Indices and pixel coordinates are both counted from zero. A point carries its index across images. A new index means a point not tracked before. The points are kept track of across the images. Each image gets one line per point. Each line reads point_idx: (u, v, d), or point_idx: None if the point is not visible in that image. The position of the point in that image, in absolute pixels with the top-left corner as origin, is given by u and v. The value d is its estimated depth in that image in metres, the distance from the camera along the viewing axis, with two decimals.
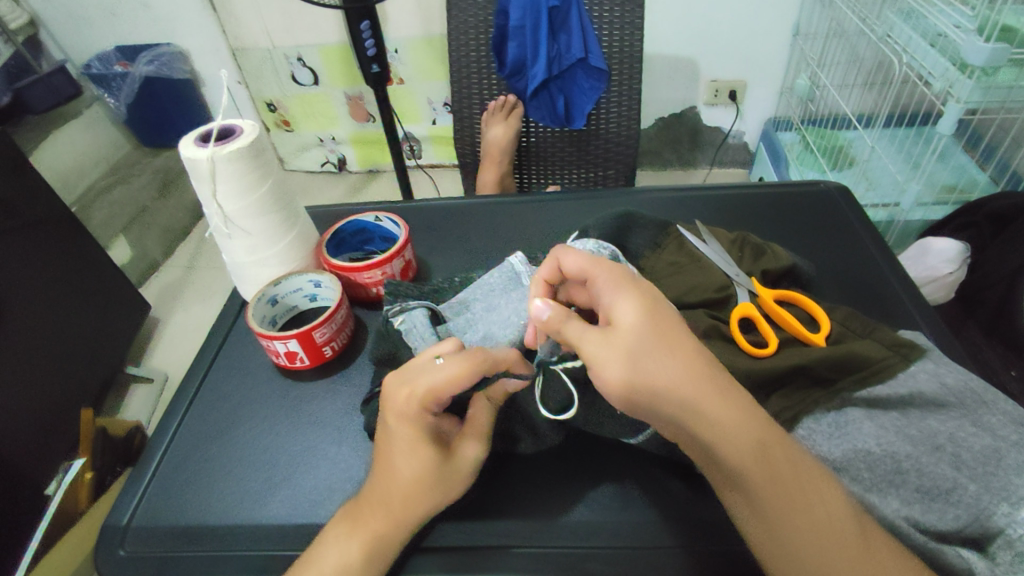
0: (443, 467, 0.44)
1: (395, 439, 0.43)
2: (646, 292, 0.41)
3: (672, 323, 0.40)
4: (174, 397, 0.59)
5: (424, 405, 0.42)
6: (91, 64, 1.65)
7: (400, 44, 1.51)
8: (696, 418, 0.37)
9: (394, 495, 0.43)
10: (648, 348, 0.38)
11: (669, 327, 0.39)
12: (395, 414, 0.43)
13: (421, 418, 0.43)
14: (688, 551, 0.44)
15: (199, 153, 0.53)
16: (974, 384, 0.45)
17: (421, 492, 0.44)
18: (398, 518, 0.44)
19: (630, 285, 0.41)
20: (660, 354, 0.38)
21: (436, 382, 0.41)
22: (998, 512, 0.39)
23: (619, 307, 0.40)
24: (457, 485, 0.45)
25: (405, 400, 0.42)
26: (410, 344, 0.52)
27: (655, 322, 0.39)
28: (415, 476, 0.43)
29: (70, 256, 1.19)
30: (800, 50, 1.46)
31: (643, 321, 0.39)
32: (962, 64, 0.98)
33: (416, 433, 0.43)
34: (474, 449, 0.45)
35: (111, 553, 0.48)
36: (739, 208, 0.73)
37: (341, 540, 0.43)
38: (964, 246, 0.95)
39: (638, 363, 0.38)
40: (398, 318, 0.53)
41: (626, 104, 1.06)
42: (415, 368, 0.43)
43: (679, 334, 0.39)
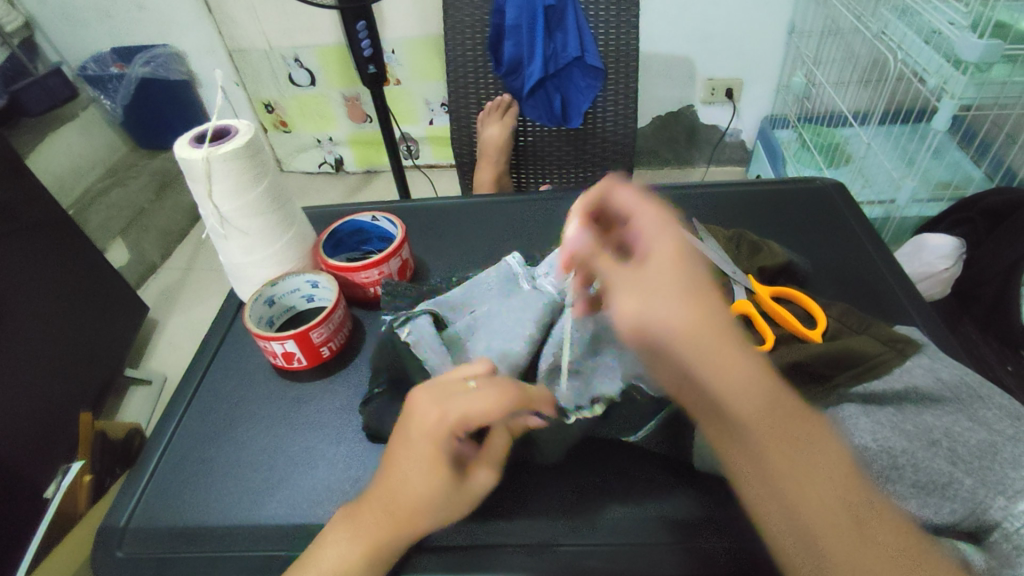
0: (456, 488, 0.43)
1: (414, 455, 0.42)
2: (678, 243, 0.42)
3: (697, 273, 0.41)
4: (172, 398, 0.59)
5: (453, 430, 0.41)
6: (87, 65, 1.64)
7: (396, 45, 1.51)
8: (701, 362, 0.37)
9: (401, 507, 0.42)
10: (664, 289, 0.39)
11: (690, 274, 0.40)
12: (421, 433, 0.42)
13: (444, 440, 0.42)
14: (687, 547, 0.44)
15: (194, 153, 0.53)
16: (969, 379, 0.45)
17: (428, 508, 0.43)
18: (400, 520, 0.43)
19: (665, 234, 0.42)
20: (673, 293, 0.38)
21: (471, 407, 0.41)
22: (994, 506, 0.39)
23: (649, 252, 0.41)
24: (464, 503, 0.45)
25: (436, 421, 0.41)
26: (420, 356, 0.50)
27: (676, 268, 0.40)
28: (426, 492, 0.42)
29: (66, 258, 1.18)
30: (796, 48, 1.46)
31: (667, 264, 0.40)
32: (956, 60, 0.98)
33: (437, 454, 0.42)
34: (487, 476, 0.45)
35: (109, 554, 0.48)
36: (735, 206, 0.73)
37: (342, 540, 0.42)
38: (958, 242, 0.95)
39: (647, 298, 0.38)
40: (404, 329, 0.51)
41: (623, 103, 1.06)
42: (449, 389, 0.42)
43: (697, 278, 0.40)
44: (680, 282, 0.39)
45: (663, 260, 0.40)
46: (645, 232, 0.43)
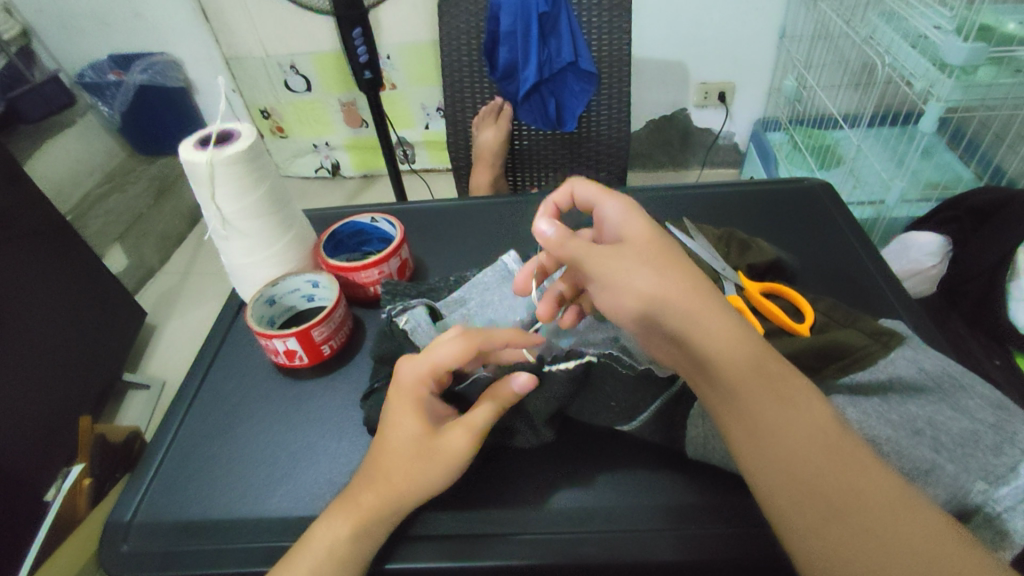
0: (428, 446, 0.45)
1: (393, 407, 0.47)
2: (647, 217, 0.46)
3: (675, 249, 0.44)
4: (175, 396, 0.60)
5: (421, 375, 0.45)
6: (84, 73, 1.66)
7: (392, 51, 1.53)
8: (694, 324, 0.40)
9: (382, 466, 0.45)
10: (648, 260, 0.42)
11: (665, 243, 0.44)
12: (395, 385, 0.46)
13: (416, 389, 0.46)
14: (677, 533, 0.45)
15: (197, 156, 0.54)
16: (951, 369, 0.47)
17: (405, 469, 0.45)
18: (388, 498, 0.45)
19: (639, 213, 0.46)
20: (656, 260, 0.42)
21: (431, 351, 0.45)
22: (976, 490, 0.41)
23: (630, 234, 0.44)
24: (443, 472, 0.45)
25: (405, 368, 0.46)
26: (417, 341, 0.53)
27: (659, 244, 0.44)
28: (401, 447, 0.45)
29: (64, 264, 1.19)
30: (786, 52, 1.48)
31: (645, 239, 0.44)
32: (941, 63, 1.01)
33: (409, 404, 0.46)
34: (462, 437, 0.45)
35: (115, 549, 0.49)
36: (727, 206, 0.75)
37: (333, 520, 0.44)
38: (945, 240, 0.98)
39: (637, 268, 0.42)
40: (402, 318, 0.54)
41: (616, 106, 1.07)
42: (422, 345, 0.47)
43: (670, 247, 0.44)
44: (660, 251, 0.43)
45: (639, 235, 0.44)
46: (615, 212, 0.46)
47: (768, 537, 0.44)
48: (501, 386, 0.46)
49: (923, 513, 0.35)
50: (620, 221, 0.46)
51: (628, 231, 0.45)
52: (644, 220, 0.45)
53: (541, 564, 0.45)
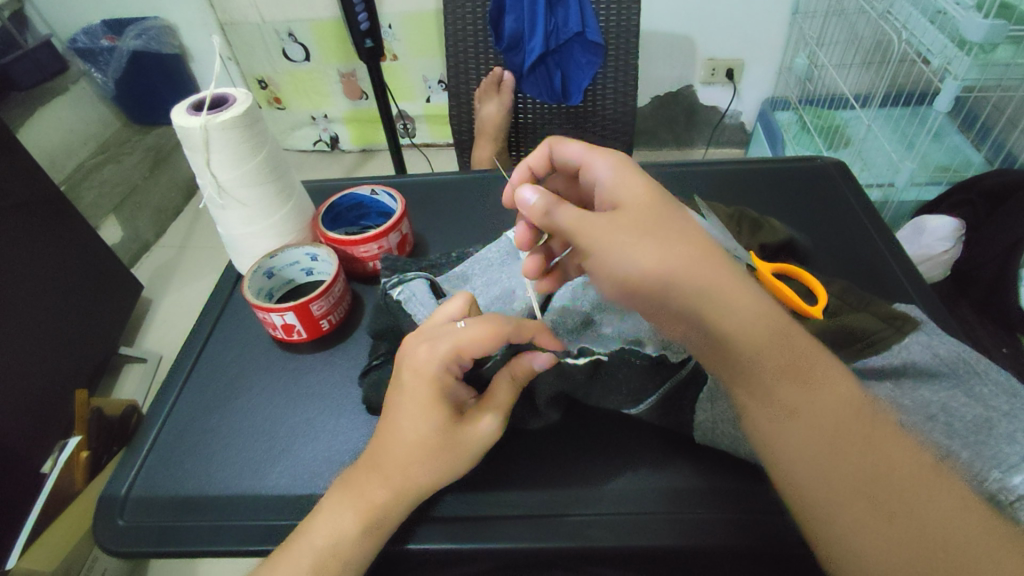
0: (452, 435, 0.43)
1: (410, 398, 0.43)
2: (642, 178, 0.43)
3: (676, 212, 0.41)
4: (171, 369, 0.59)
5: (445, 362, 0.42)
6: (76, 37, 1.61)
7: (393, 19, 1.49)
8: (708, 301, 0.37)
9: (397, 461, 0.43)
10: (648, 228, 0.39)
11: (662, 202, 0.41)
12: (412, 374, 0.43)
13: (441, 377, 0.43)
14: (689, 517, 0.44)
15: (190, 121, 0.52)
16: (966, 355, 0.45)
17: (425, 462, 0.43)
18: (397, 487, 0.43)
19: (635, 175, 0.44)
20: (653, 222, 0.40)
21: (464, 340, 0.42)
22: (990, 478, 0.38)
23: (627, 198, 0.42)
24: (465, 458, 0.44)
25: (426, 356, 0.42)
26: (409, 312, 0.51)
27: (659, 204, 0.41)
28: (421, 443, 0.43)
29: (58, 234, 1.17)
30: (799, 29, 1.44)
31: (638, 201, 0.41)
32: (961, 41, 0.98)
33: (433, 399, 0.43)
34: (489, 424, 0.44)
35: (110, 523, 0.48)
36: (737, 184, 0.73)
37: (338, 507, 0.43)
38: (959, 224, 0.95)
39: (628, 233, 0.40)
40: (396, 290, 0.52)
41: (624, 78, 1.03)
42: (436, 329, 0.44)
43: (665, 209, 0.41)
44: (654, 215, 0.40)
45: (631, 199, 0.42)
46: (610, 176, 0.45)
47: (777, 525, 0.43)
48: (518, 363, 0.45)
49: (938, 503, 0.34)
50: (617, 184, 0.44)
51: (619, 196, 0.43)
52: (637, 182, 0.43)
53: (550, 546, 0.44)
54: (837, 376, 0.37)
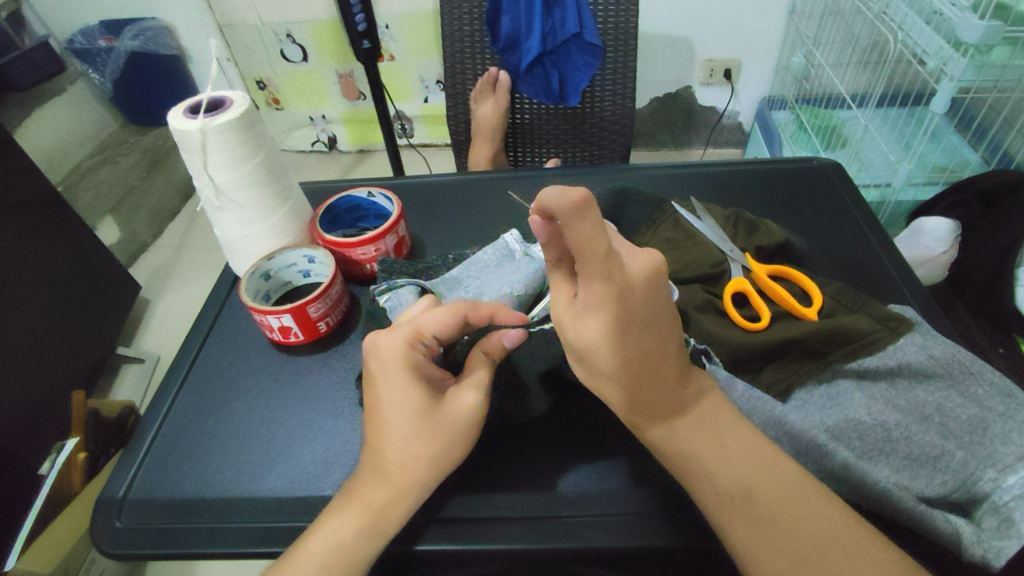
0: (436, 417, 0.43)
1: (388, 387, 0.44)
2: (609, 313, 0.38)
3: (631, 354, 0.39)
4: (168, 371, 0.59)
5: (408, 344, 0.44)
6: (73, 38, 1.61)
7: (391, 20, 1.49)
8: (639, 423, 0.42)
9: (389, 460, 0.43)
10: (596, 370, 0.41)
11: (622, 348, 0.39)
12: (380, 366, 0.44)
13: (411, 357, 0.44)
14: (683, 518, 0.45)
15: (188, 124, 0.52)
16: (961, 355, 0.45)
17: (416, 455, 0.43)
18: (394, 486, 0.43)
19: (601, 315, 0.38)
20: (597, 368, 0.41)
21: (420, 319, 0.44)
22: (984, 478, 0.40)
23: (583, 340, 0.40)
24: (456, 441, 0.44)
25: (388, 343, 0.44)
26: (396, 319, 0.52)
27: (610, 351, 0.39)
28: (408, 434, 0.43)
29: (56, 237, 1.17)
30: (796, 29, 1.44)
31: (593, 343, 0.39)
32: (957, 41, 0.98)
33: (408, 384, 0.43)
34: (470, 397, 0.44)
35: (107, 525, 0.48)
36: (734, 186, 0.73)
37: (337, 515, 0.43)
38: (954, 224, 0.97)
39: (575, 364, 0.42)
40: (385, 296, 0.53)
41: (621, 82, 1.04)
42: (395, 323, 0.45)
43: (621, 354, 0.39)
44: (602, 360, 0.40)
45: (583, 339, 0.39)
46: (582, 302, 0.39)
47: None
48: (488, 340, 0.46)
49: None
50: (580, 322, 0.39)
51: (579, 322, 0.39)
52: (600, 326, 0.38)
53: (548, 548, 0.44)
54: None
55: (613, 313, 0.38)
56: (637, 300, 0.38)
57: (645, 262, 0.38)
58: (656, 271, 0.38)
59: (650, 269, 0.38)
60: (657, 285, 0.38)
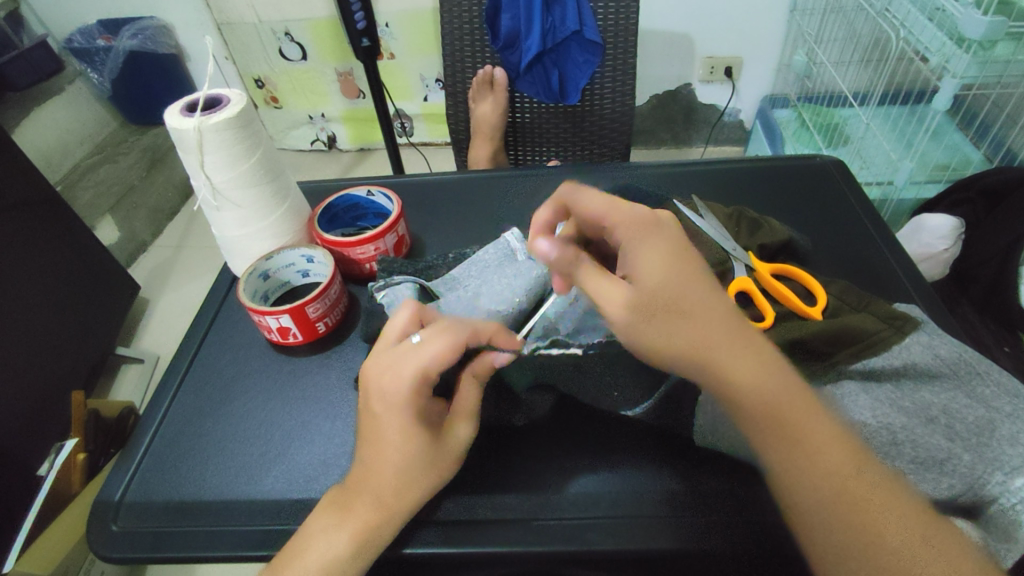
0: (436, 452, 0.44)
1: (385, 427, 0.43)
2: (646, 236, 0.43)
3: (697, 280, 0.41)
4: (166, 372, 0.58)
5: (414, 388, 0.42)
6: (72, 37, 1.60)
7: (390, 19, 1.48)
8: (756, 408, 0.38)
9: (384, 480, 0.43)
10: (683, 306, 0.39)
11: (668, 263, 0.41)
12: (381, 402, 0.43)
13: (416, 401, 0.43)
14: (683, 520, 0.44)
15: (184, 122, 0.51)
16: (967, 355, 0.44)
17: (414, 478, 0.43)
18: (387, 506, 0.43)
19: (650, 241, 0.42)
20: (682, 306, 0.39)
21: (423, 359, 0.42)
22: (992, 481, 0.39)
23: (653, 267, 0.41)
24: (451, 467, 0.45)
25: (394, 386, 0.42)
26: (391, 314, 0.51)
27: (679, 274, 0.41)
28: (405, 459, 0.43)
29: (54, 237, 1.16)
30: (797, 27, 1.43)
31: (634, 262, 0.42)
32: (959, 38, 0.98)
33: (408, 422, 0.43)
34: (465, 429, 0.46)
35: (105, 529, 0.48)
36: (736, 183, 0.73)
37: (331, 531, 0.42)
38: (958, 222, 0.97)
39: (664, 320, 0.39)
40: (381, 292, 0.53)
41: (621, 79, 1.03)
42: (395, 355, 0.43)
43: (665, 271, 0.41)
44: (655, 286, 0.40)
45: (650, 274, 0.40)
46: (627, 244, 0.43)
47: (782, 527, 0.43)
48: (479, 363, 0.46)
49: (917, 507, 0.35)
50: (637, 258, 0.41)
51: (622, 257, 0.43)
52: (655, 252, 0.42)
53: (548, 550, 0.43)
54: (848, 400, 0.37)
55: (650, 237, 0.43)
56: (664, 223, 0.44)
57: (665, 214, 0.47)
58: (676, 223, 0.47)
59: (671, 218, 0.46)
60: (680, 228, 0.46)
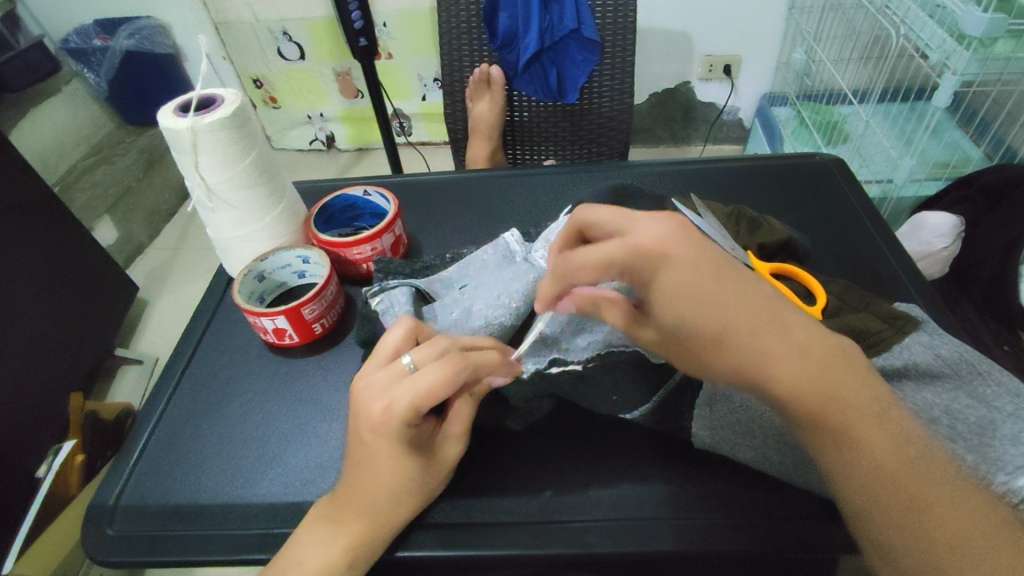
0: (426, 471, 0.43)
1: (374, 453, 0.42)
2: (673, 280, 0.36)
3: (754, 312, 0.36)
4: (162, 374, 0.58)
5: (404, 422, 0.40)
6: (69, 38, 1.60)
7: (388, 18, 1.48)
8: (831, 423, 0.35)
9: (376, 493, 0.42)
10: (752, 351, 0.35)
11: (694, 309, 0.36)
12: (368, 429, 0.41)
13: (405, 433, 0.41)
14: (685, 523, 0.44)
15: (178, 122, 0.51)
16: (969, 354, 0.44)
17: (405, 491, 0.43)
18: (380, 517, 0.43)
19: (682, 285, 0.36)
20: (751, 357, 0.35)
21: (416, 394, 0.39)
22: (997, 481, 0.37)
23: (702, 321, 0.36)
24: (444, 481, 0.45)
25: (384, 421, 0.40)
26: (386, 321, 0.51)
27: (734, 317, 0.35)
28: (395, 477, 0.42)
29: (51, 238, 1.16)
30: (796, 24, 1.43)
31: (662, 319, 0.37)
32: (960, 35, 0.97)
33: (395, 446, 0.41)
34: (455, 447, 0.45)
35: (99, 533, 0.47)
36: (734, 182, 0.72)
37: (324, 539, 0.42)
38: (958, 220, 0.96)
39: (736, 370, 0.36)
40: (376, 299, 0.52)
41: (619, 78, 1.03)
42: (386, 386, 0.41)
43: (695, 332, 0.36)
44: (704, 333, 0.36)
45: (703, 325, 0.36)
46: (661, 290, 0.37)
47: (783, 528, 0.43)
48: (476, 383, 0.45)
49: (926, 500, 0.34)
50: (676, 310, 0.36)
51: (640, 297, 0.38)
52: (689, 297, 0.36)
53: (546, 553, 0.43)
54: (863, 391, 0.35)
55: (682, 276, 0.36)
56: (669, 253, 0.36)
57: (662, 219, 0.38)
58: (679, 223, 0.38)
59: (668, 224, 0.37)
60: (686, 236, 0.38)
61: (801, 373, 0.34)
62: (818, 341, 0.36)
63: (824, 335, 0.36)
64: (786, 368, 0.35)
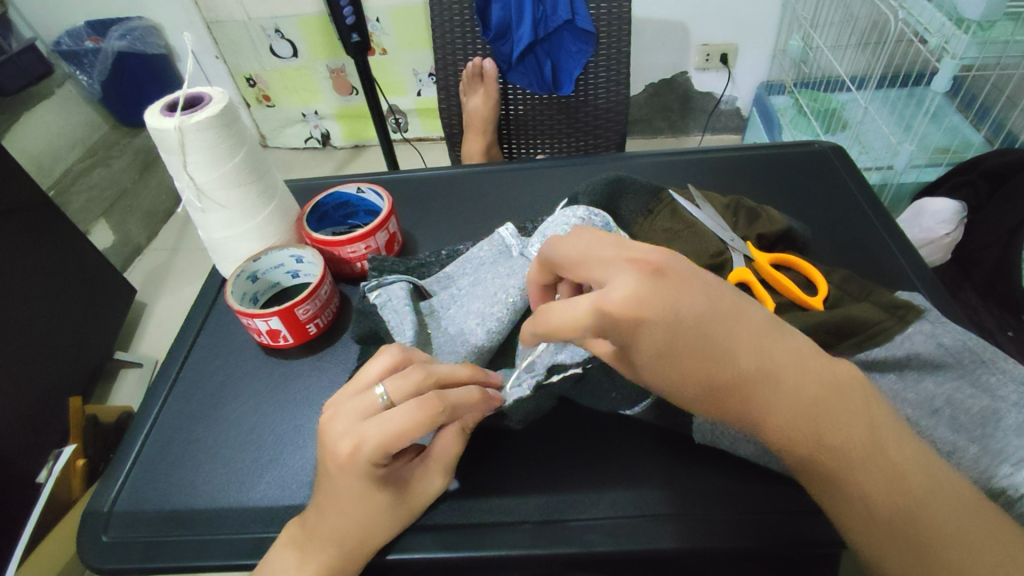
0: (399, 506, 0.43)
1: (341, 489, 0.41)
2: (660, 340, 0.33)
3: (749, 357, 0.34)
4: (156, 378, 0.57)
5: (372, 463, 0.39)
6: (60, 40, 1.59)
7: (381, 13, 1.46)
8: (832, 424, 0.34)
9: (349, 521, 0.42)
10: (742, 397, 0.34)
11: (676, 364, 0.34)
12: (336, 464, 0.40)
13: (373, 471, 0.40)
14: (688, 519, 0.43)
15: (164, 122, 0.50)
16: (973, 343, 0.43)
17: (376, 522, 0.42)
18: (351, 544, 0.42)
19: (668, 343, 0.33)
20: (747, 398, 0.34)
21: (387, 435, 0.38)
22: (999, 474, 0.37)
23: (688, 370, 0.34)
24: (420, 510, 0.44)
25: (350, 461, 0.39)
26: (386, 319, 0.50)
27: (721, 371, 0.34)
28: (368, 506, 0.42)
29: (48, 243, 1.15)
30: (792, 11, 1.41)
31: (647, 375, 0.36)
32: (959, 18, 0.96)
33: (365, 482, 0.40)
34: (436, 483, 0.44)
35: (94, 539, 0.47)
36: (732, 172, 0.71)
37: (299, 558, 0.42)
38: (960, 206, 0.95)
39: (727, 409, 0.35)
40: (374, 292, 0.51)
41: (615, 69, 1.01)
42: (354, 422, 0.40)
43: (684, 385, 0.34)
44: (692, 386, 0.34)
45: (691, 375, 0.34)
46: (649, 349, 0.34)
47: (784, 522, 0.42)
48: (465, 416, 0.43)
49: (929, 495, 0.33)
50: (661, 367, 0.34)
51: (625, 351, 0.35)
52: (675, 352, 0.34)
53: (548, 553, 0.42)
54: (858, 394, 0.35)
55: (668, 335, 0.33)
56: (641, 316, 0.33)
57: (633, 271, 0.34)
58: (652, 273, 0.34)
59: (640, 277, 0.34)
60: (661, 289, 0.33)
61: (792, 412, 0.34)
62: (810, 379, 0.34)
63: (819, 362, 0.35)
64: (776, 410, 0.34)
